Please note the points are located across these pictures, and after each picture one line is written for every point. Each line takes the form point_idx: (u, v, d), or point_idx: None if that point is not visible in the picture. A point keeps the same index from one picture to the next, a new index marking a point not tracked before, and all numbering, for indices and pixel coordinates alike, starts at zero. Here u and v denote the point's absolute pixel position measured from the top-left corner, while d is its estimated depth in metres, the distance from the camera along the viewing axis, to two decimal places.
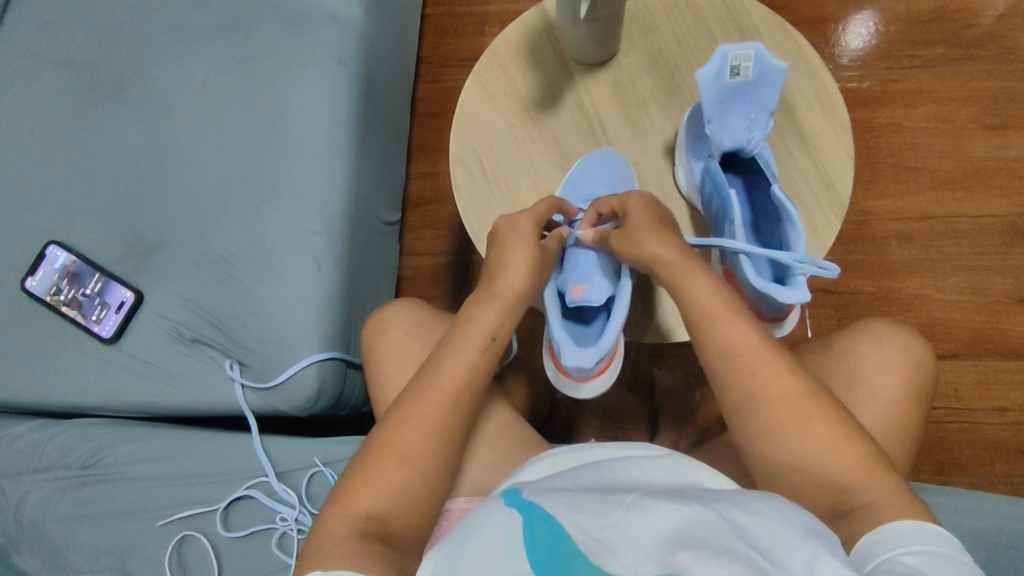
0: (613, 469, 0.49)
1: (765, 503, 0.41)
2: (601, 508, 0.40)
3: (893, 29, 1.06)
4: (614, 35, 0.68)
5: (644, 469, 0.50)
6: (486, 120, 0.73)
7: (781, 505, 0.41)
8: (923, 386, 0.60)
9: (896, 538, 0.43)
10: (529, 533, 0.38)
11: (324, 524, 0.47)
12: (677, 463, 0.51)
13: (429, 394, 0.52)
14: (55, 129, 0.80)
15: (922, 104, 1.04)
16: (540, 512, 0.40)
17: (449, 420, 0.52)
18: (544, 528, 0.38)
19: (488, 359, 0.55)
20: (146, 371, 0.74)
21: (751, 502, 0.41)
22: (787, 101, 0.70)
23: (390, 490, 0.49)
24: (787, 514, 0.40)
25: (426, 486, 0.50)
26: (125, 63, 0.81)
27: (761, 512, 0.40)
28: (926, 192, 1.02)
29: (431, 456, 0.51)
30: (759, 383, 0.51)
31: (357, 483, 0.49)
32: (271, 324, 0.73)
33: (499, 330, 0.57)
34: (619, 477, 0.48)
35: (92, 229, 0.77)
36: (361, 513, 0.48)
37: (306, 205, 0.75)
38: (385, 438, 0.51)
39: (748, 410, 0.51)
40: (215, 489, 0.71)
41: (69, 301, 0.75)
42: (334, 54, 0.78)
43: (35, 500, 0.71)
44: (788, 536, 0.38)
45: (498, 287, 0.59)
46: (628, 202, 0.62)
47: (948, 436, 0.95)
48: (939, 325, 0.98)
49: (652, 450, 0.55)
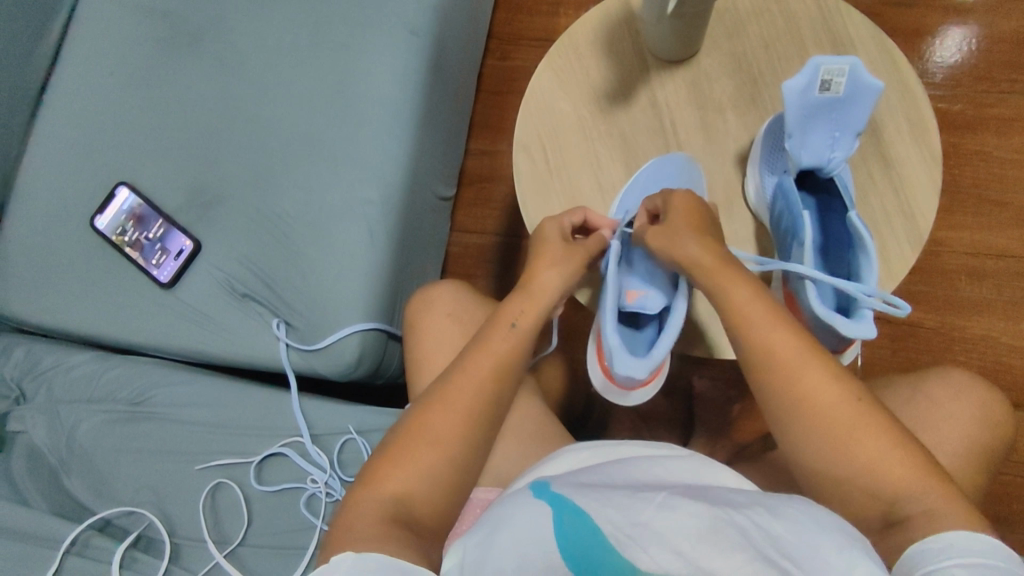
0: (640, 466, 0.48)
1: (798, 509, 0.39)
2: (632, 506, 0.39)
3: (994, 49, 0.99)
4: (697, 33, 0.65)
5: (671, 468, 0.49)
6: (554, 110, 0.71)
7: (815, 512, 0.40)
8: (981, 440, 0.58)
9: (955, 548, 0.41)
10: (559, 524, 0.38)
11: (352, 502, 0.48)
12: (705, 464, 0.50)
13: (468, 380, 0.53)
14: (133, 74, 0.82)
15: (1016, 134, 0.97)
16: (570, 507, 0.39)
17: (474, 408, 0.52)
18: (573, 520, 0.38)
19: (514, 348, 0.55)
20: (197, 320, 0.76)
21: (784, 506, 0.40)
22: (875, 121, 0.66)
23: (418, 474, 0.49)
24: (821, 521, 0.39)
25: (454, 473, 0.50)
26: (206, 15, 0.82)
27: (796, 518, 0.39)
28: (1008, 228, 0.96)
29: (460, 440, 0.51)
30: (807, 420, 0.49)
31: (386, 464, 0.50)
32: (320, 289, 0.74)
33: (520, 317, 0.57)
34: (649, 474, 0.47)
35: (160, 175, 0.79)
36: (386, 495, 0.48)
37: (365, 174, 0.75)
38: (422, 422, 0.51)
39: (797, 445, 0.50)
40: (252, 442, 0.73)
41: (132, 242, 0.77)
42: (408, 24, 0.77)
43: (85, 428, 0.75)
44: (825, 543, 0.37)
45: (546, 289, 0.59)
46: (672, 198, 0.60)
47: (999, 488, 0.91)
48: (1004, 371, 0.93)
49: (677, 450, 0.53)
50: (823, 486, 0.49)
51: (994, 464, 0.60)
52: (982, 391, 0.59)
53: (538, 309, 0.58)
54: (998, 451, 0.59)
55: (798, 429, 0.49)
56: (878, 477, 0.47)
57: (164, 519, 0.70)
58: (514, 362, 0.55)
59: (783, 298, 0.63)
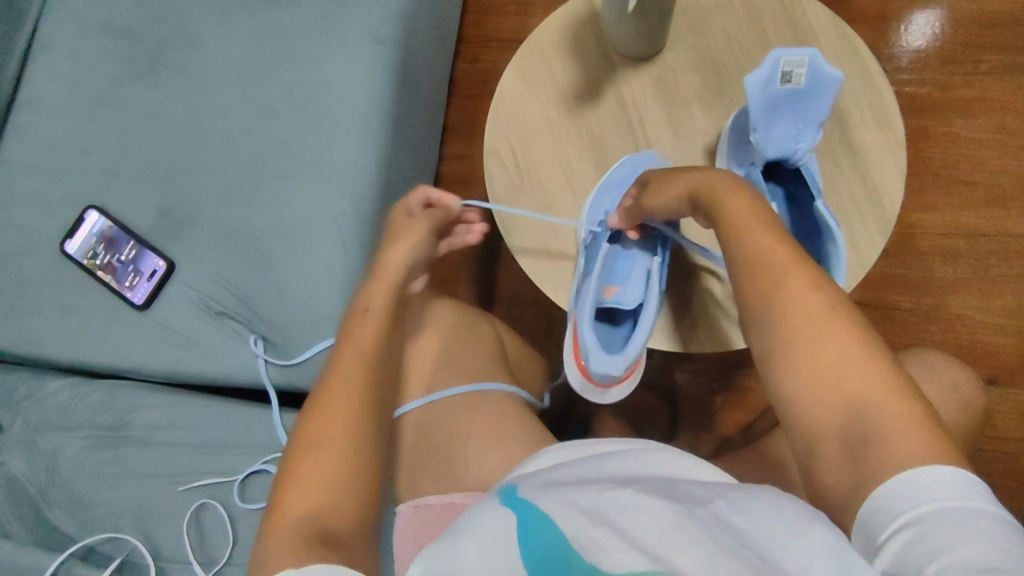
0: (612, 463, 0.48)
1: (762, 500, 0.39)
2: (597, 508, 0.38)
3: (959, 31, 1.00)
4: (660, 30, 0.65)
5: (643, 462, 0.48)
6: (522, 112, 0.71)
7: (780, 500, 0.39)
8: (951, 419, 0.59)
9: (891, 510, 0.38)
10: (523, 532, 0.37)
11: (264, 549, 0.43)
12: (674, 457, 0.50)
13: (348, 382, 0.50)
14: (98, 95, 0.81)
15: (982, 114, 0.99)
16: (535, 512, 0.38)
17: (358, 398, 0.49)
18: (539, 526, 0.37)
19: (375, 330, 0.54)
20: (174, 341, 0.76)
21: (748, 500, 0.39)
22: (839, 109, 0.66)
23: (325, 481, 0.45)
24: (785, 509, 0.38)
25: (362, 473, 0.46)
26: (168, 32, 0.81)
27: (761, 510, 0.38)
28: (978, 207, 0.97)
29: (360, 416, 0.48)
30: None
31: (286, 488, 0.45)
32: (296, 303, 0.74)
33: (371, 302, 0.56)
34: (620, 471, 0.47)
35: (129, 197, 0.79)
36: (293, 522, 0.43)
37: (336, 186, 0.75)
38: (309, 432, 0.47)
39: (770, 358, 0.46)
40: (235, 461, 0.73)
41: (104, 266, 0.76)
42: (373, 33, 0.77)
43: (64, 456, 0.74)
44: (791, 531, 0.36)
45: (398, 268, 0.58)
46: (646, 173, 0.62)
47: (980, 463, 0.92)
48: (980, 348, 0.94)
49: (650, 445, 0.53)
50: None
51: (966, 442, 0.61)
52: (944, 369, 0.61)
53: (391, 291, 0.57)
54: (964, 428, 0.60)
55: (776, 340, 0.46)
56: (841, 386, 0.43)
57: (149, 544, 0.70)
58: (381, 347, 0.54)
59: None
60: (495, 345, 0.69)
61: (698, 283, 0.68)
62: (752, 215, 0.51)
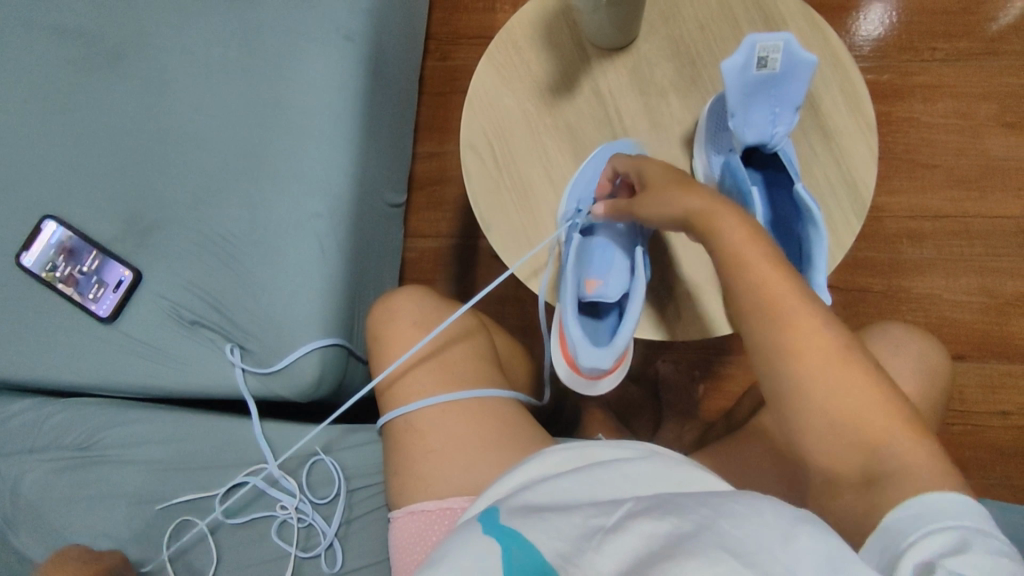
0: (602, 476, 0.46)
1: (754, 502, 0.37)
2: (579, 524, 0.37)
3: (916, 20, 1.03)
4: (634, 20, 0.65)
5: (634, 475, 0.47)
6: (498, 105, 0.70)
7: (773, 504, 0.37)
8: (925, 393, 0.61)
9: (906, 528, 0.40)
10: (506, 560, 0.36)
11: None
12: (667, 470, 0.48)
13: None
14: (51, 99, 0.77)
15: (939, 99, 1.02)
16: (516, 538, 0.38)
17: None
18: (519, 552, 0.36)
19: None
20: (144, 354, 0.72)
21: (739, 500, 0.38)
22: (811, 96, 0.67)
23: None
24: (776, 510, 0.36)
25: None
26: (125, 32, 0.78)
27: (749, 508, 0.37)
28: (941, 190, 1.00)
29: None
30: None
31: None
32: (272, 308, 0.71)
33: None
34: (612, 489, 0.45)
35: (89, 205, 0.75)
36: None
37: (309, 187, 0.73)
38: None
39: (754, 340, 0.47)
40: (215, 475, 0.70)
41: (65, 278, 0.73)
42: (341, 30, 0.75)
43: (30, 480, 0.70)
44: (778, 530, 0.34)
45: None
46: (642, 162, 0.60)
47: (951, 437, 0.95)
48: (948, 326, 0.97)
49: (643, 451, 0.52)
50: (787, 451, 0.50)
51: (940, 416, 0.63)
52: (921, 345, 0.63)
53: None
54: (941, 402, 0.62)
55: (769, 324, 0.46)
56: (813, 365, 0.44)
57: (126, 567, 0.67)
58: None
59: None
60: (482, 342, 0.68)
61: (679, 272, 0.68)
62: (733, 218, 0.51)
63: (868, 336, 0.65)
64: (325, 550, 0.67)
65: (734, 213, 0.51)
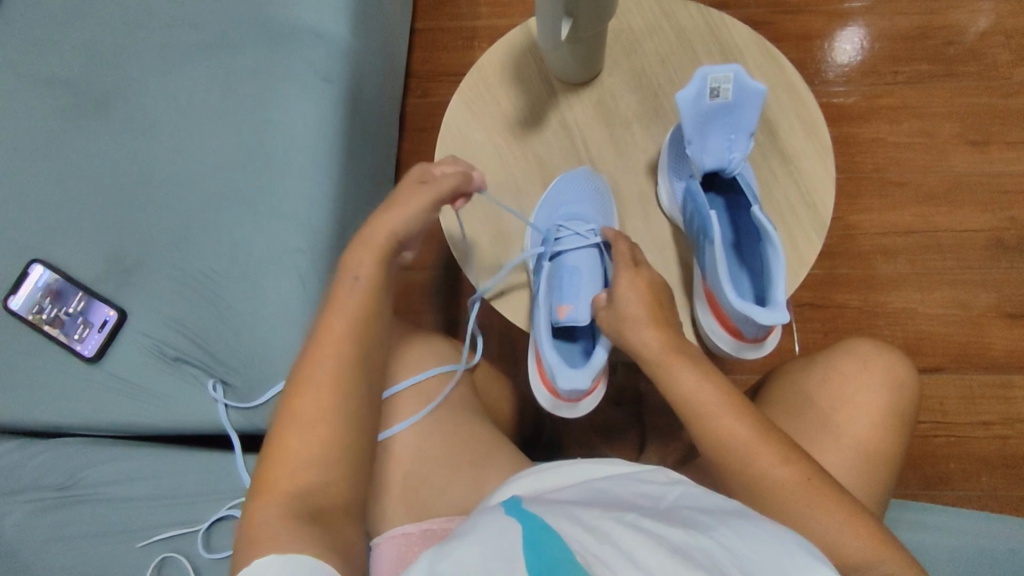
0: (601, 488, 0.47)
1: (761, 528, 0.40)
2: (598, 530, 0.39)
3: (877, 45, 1.07)
4: (596, 55, 0.69)
5: (628, 485, 0.48)
6: (470, 140, 0.73)
7: (777, 529, 0.41)
8: (889, 405, 0.63)
9: None
10: (532, 544, 0.36)
11: None
12: (653, 477, 0.49)
13: None
14: (40, 147, 0.80)
15: (904, 120, 1.05)
16: (540, 528, 0.38)
17: None
18: (546, 541, 0.36)
19: None
20: (128, 391, 0.73)
21: (746, 526, 0.40)
22: (769, 121, 0.70)
23: (322, 455, 0.51)
24: (779, 536, 0.40)
25: None
26: (112, 81, 0.81)
27: (757, 535, 0.39)
28: (911, 207, 1.02)
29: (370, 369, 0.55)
30: (729, 421, 0.53)
31: None
32: (254, 343, 0.73)
33: None
34: (610, 496, 0.46)
35: (74, 248, 0.77)
36: None
37: (289, 223, 0.75)
38: None
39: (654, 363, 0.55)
40: (196, 510, 0.71)
41: (51, 319, 0.75)
42: (318, 73, 0.79)
43: (11, 522, 0.71)
44: (787, 557, 0.37)
45: None
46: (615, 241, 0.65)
47: (934, 450, 0.96)
48: (925, 339, 0.99)
49: (632, 464, 0.53)
50: (744, 463, 0.52)
51: (906, 428, 0.64)
52: (884, 357, 0.65)
53: None
54: (906, 414, 0.64)
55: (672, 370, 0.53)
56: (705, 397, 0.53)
57: None
58: None
59: (704, 297, 0.65)
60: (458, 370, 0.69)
61: None
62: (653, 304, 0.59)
63: (833, 351, 0.67)
64: None
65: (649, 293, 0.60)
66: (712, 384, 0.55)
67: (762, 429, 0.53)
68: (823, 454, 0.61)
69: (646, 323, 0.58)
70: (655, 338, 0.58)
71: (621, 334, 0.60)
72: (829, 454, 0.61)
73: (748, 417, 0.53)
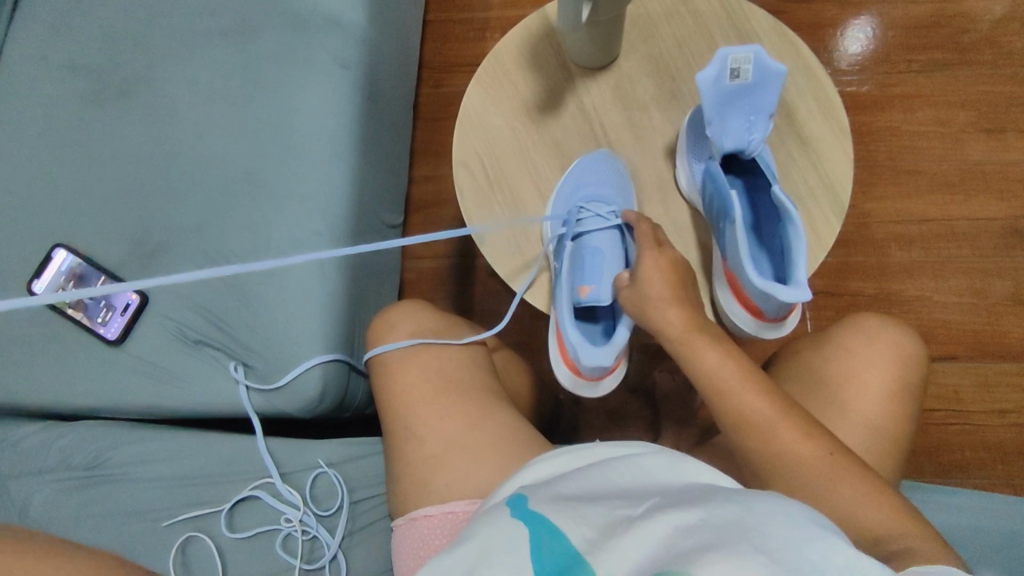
0: (616, 471, 0.48)
1: (773, 504, 0.40)
2: (605, 519, 0.40)
3: (890, 34, 1.07)
4: (613, 39, 0.69)
5: (644, 466, 0.48)
6: (488, 124, 0.73)
7: (790, 506, 0.40)
8: (909, 386, 0.63)
9: None
10: (536, 547, 0.39)
11: None
12: (675, 456, 0.49)
13: None
14: (61, 134, 0.81)
15: (918, 108, 1.05)
16: (546, 526, 0.40)
17: None
18: (551, 541, 0.39)
19: None
20: (151, 374, 0.74)
21: (758, 503, 0.40)
22: (787, 105, 0.70)
23: None
24: (792, 511, 0.40)
25: None
26: (132, 68, 0.82)
27: (774, 514, 0.39)
28: (925, 195, 1.02)
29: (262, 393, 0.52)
30: (752, 399, 0.53)
31: None
32: (275, 326, 0.74)
33: None
34: (624, 480, 0.47)
35: (97, 233, 0.78)
36: None
37: (308, 209, 0.76)
38: None
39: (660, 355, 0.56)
40: (220, 490, 0.72)
41: (75, 303, 0.75)
42: (336, 60, 0.79)
43: (40, 501, 0.72)
44: (800, 533, 0.37)
45: None
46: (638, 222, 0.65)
47: (949, 437, 0.96)
48: (939, 327, 0.98)
49: (650, 446, 0.53)
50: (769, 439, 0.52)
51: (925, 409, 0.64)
52: (902, 339, 0.65)
53: None
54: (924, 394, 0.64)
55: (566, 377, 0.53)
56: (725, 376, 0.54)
57: None
58: None
59: (724, 279, 0.66)
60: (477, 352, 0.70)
61: None
62: (676, 283, 0.59)
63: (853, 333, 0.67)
64: (328, 561, 0.69)
65: (674, 273, 0.60)
66: (735, 362, 0.55)
67: (786, 405, 0.53)
68: (845, 435, 0.61)
69: (671, 302, 0.58)
70: (678, 317, 0.58)
71: (645, 313, 0.60)
72: (850, 433, 0.61)
73: (773, 394, 0.54)
